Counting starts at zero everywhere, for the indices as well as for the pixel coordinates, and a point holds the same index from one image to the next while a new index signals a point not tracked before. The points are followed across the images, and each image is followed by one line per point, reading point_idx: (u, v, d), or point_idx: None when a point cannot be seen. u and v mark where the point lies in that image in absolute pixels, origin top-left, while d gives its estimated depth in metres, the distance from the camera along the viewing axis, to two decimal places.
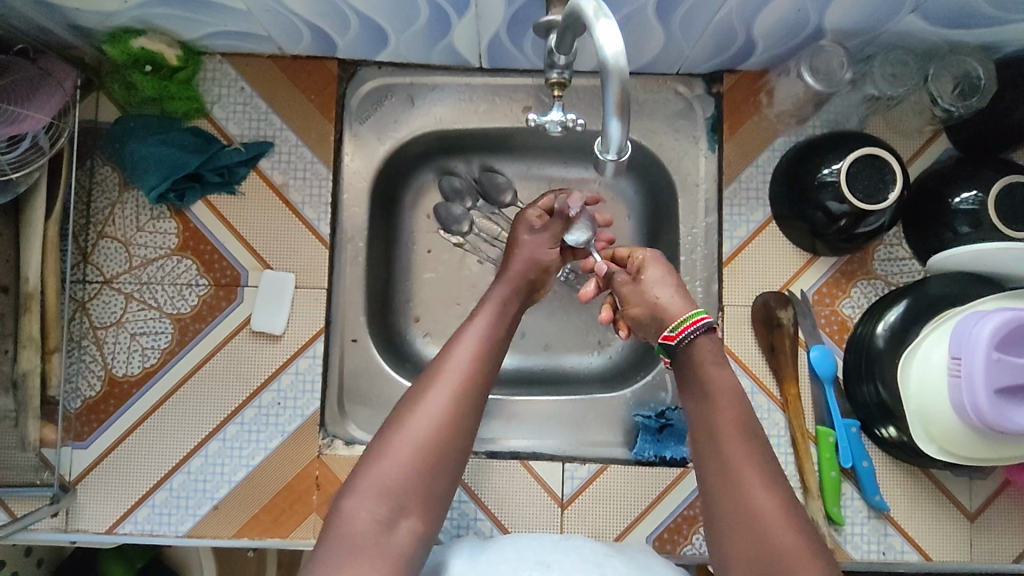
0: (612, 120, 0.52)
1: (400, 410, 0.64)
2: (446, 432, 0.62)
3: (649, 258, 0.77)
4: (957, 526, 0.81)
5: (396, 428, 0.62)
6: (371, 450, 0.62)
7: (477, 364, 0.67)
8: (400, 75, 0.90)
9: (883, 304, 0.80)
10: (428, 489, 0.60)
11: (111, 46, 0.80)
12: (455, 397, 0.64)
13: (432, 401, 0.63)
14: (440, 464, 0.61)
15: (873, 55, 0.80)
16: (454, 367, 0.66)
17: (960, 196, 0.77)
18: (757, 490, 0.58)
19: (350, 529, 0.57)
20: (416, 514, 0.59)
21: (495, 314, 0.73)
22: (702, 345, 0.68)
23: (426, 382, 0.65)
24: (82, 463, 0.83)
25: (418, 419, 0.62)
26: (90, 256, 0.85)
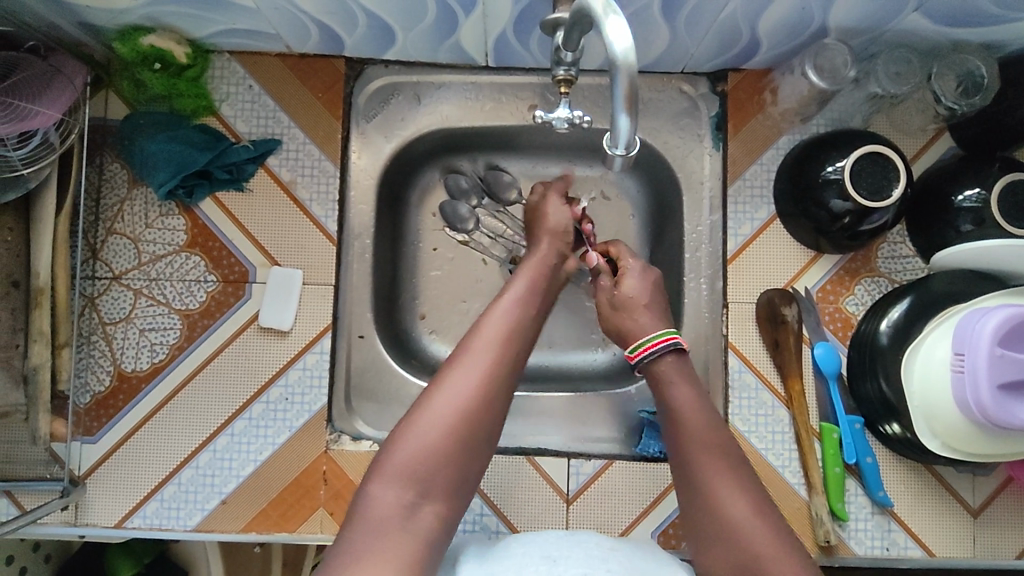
0: (621, 116, 0.53)
1: (425, 393, 0.63)
2: (472, 416, 0.61)
3: (633, 267, 0.83)
4: (960, 523, 0.81)
5: (422, 411, 0.61)
6: (393, 434, 0.61)
7: (504, 346, 0.65)
8: (407, 74, 0.91)
9: (887, 301, 0.80)
10: (454, 474, 0.60)
11: (120, 43, 0.80)
12: (482, 380, 0.62)
13: (458, 384, 0.62)
14: (467, 448, 0.61)
15: (877, 53, 0.81)
16: (484, 349, 0.65)
17: (964, 193, 0.77)
18: (730, 498, 0.62)
19: (372, 513, 0.57)
20: (440, 499, 0.59)
21: (521, 297, 0.72)
22: (665, 363, 0.73)
23: (451, 364, 0.64)
24: (91, 458, 0.83)
25: (448, 401, 0.61)
26: (99, 253, 0.86)
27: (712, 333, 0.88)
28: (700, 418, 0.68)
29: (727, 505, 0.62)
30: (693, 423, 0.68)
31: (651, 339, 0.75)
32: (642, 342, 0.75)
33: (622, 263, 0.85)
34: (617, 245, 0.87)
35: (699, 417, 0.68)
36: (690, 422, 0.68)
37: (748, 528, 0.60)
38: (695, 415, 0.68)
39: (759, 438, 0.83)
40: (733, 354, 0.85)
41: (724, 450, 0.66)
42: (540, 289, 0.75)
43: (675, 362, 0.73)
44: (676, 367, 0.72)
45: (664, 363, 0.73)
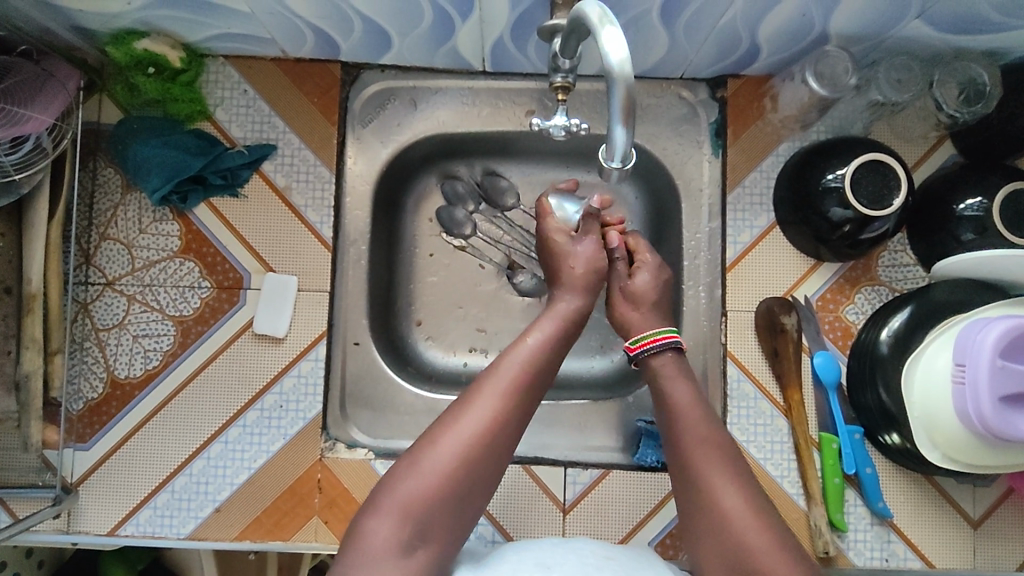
0: (617, 127, 0.52)
1: (432, 431, 0.62)
2: (476, 459, 0.61)
3: (647, 264, 0.81)
4: (960, 534, 0.81)
5: (428, 450, 0.61)
6: (395, 469, 0.61)
7: (518, 392, 0.65)
8: (404, 79, 0.90)
9: (887, 310, 0.80)
10: (451, 516, 0.60)
11: (114, 47, 0.80)
12: (491, 424, 0.62)
13: (466, 426, 0.61)
14: (467, 491, 0.61)
15: (878, 60, 0.80)
16: (497, 390, 0.64)
17: (965, 202, 0.76)
18: (725, 493, 0.62)
19: (368, 546, 0.57)
20: (436, 540, 0.59)
21: (545, 338, 0.69)
22: (663, 360, 0.73)
23: (462, 404, 0.63)
24: (84, 465, 0.83)
25: (455, 441, 0.61)
26: (93, 258, 0.85)
27: (710, 342, 0.87)
28: (695, 413, 0.68)
29: (722, 499, 0.62)
30: (688, 418, 0.67)
31: (657, 333, 0.74)
32: (648, 335, 0.74)
33: (637, 258, 0.82)
34: (636, 236, 0.83)
35: (694, 413, 0.68)
36: (685, 420, 0.67)
37: (742, 523, 0.60)
38: (693, 411, 0.68)
39: (758, 449, 0.82)
40: (731, 363, 0.84)
41: (720, 446, 0.65)
42: (567, 332, 0.72)
43: (673, 360, 0.72)
44: (675, 364, 0.72)
45: (660, 360, 0.72)
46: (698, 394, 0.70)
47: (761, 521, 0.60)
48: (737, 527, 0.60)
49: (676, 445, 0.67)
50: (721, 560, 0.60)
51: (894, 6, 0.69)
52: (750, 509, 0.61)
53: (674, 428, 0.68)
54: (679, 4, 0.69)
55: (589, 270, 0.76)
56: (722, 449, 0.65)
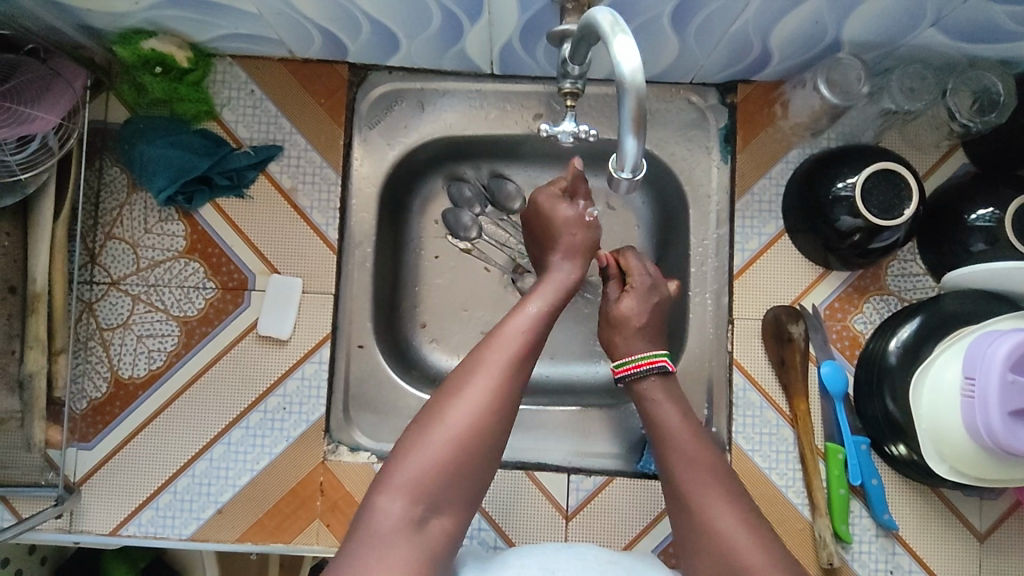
0: (628, 137, 0.51)
1: (436, 404, 0.62)
2: (483, 429, 0.60)
3: (638, 288, 0.79)
4: (966, 547, 0.80)
5: (433, 424, 0.60)
6: (400, 447, 0.61)
7: (519, 359, 0.64)
8: (411, 81, 0.90)
9: (896, 320, 0.79)
10: (462, 486, 0.60)
11: (121, 47, 0.79)
12: (494, 393, 0.62)
13: (470, 398, 0.61)
14: (477, 462, 0.60)
15: (891, 68, 0.80)
16: (495, 361, 0.63)
17: (977, 212, 0.76)
18: (717, 509, 0.62)
19: (378, 526, 0.56)
20: (448, 514, 0.59)
21: (543, 309, 0.70)
22: (648, 383, 0.73)
23: (463, 376, 0.63)
24: (87, 464, 0.83)
25: (456, 415, 0.60)
26: (98, 257, 0.85)
27: (716, 350, 0.86)
28: (684, 434, 0.68)
29: (716, 515, 0.62)
30: (677, 438, 0.68)
31: (642, 358, 0.74)
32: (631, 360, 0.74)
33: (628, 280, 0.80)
34: (628, 256, 0.81)
35: (684, 434, 0.68)
36: (674, 440, 0.68)
37: (738, 540, 0.60)
38: (683, 430, 0.68)
39: (763, 458, 0.82)
40: (738, 371, 0.84)
41: (715, 463, 0.66)
42: (562, 301, 0.73)
43: (659, 385, 0.72)
44: (662, 388, 0.72)
45: (647, 384, 0.72)
46: (688, 416, 0.70)
47: (754, 537, 0.60)
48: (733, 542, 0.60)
49: (667, 464, 0.67)
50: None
51: (908, 14, 0.68)
52: (744, 526, 0.61)
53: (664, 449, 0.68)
54: (690, 9, 0.69)
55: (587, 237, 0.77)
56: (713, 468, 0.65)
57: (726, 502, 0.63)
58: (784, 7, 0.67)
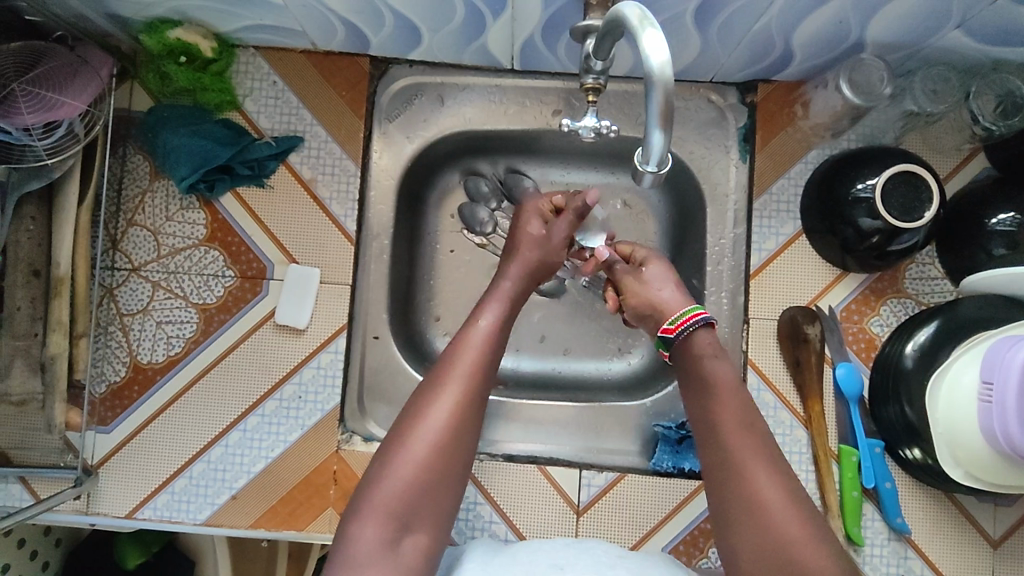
0: (655, 132, 0.51)
1: (398, 431, 0.62)
2: (446, 452, 0.61)
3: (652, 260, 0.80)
4: (979, 553, 0.80)
5: (394, 452, 0.61)
6: (370, 473, 0.61)
7: (476, 376, 0.65)
8: (432, 75, 0.90)
9: (913, 323, 0.79)
10: (430, 507, 0.60)
11: (147, 36, 0.80)
12: (453, 415, 0.62)
13: (429, 424, 0.62)
14: (442, 484, 0.61)
15: (914, 69, 0.79)
16: (454, 381, 0.64)
17: (998, 217, 0.75)
18: (764, 483, 0.59)
19: (356, 550, 0.57)
20: (422, 531, 0.60)
21: (495, 324, 0.69)
22: (700, 338, 0.68)
23: (423, 400, 0.63)
24: (105, 447, 0.84)
25: (419, 439, 0.61)
26: (119, 243, 0.86)
27: (731, 349, 0.86)
28: (733, 399, 0.64)
29: (760, 486, 0.59)
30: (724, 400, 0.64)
31: (685, 312, 0.71)
32: (680, 314, 0.71)
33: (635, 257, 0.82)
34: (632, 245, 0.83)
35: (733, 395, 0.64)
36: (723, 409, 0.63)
37: (780, 514, 0.58)
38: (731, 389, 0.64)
39: None
40: (752, 371, 0.83)
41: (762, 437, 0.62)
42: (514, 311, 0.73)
43: (710, 337, 0.68)
44: (712, 341, 0.68)
45: (700, 339, 0.68)
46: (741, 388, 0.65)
47: (800, 514, 0.58)
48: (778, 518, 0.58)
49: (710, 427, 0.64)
50: (757, 555, 0.58)
51: (934, 15, 0.68)
52: (785, 503, 0.58)
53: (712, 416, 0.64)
54: (714, 8, 0.69)
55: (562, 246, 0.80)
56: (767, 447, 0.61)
57: (774, 476, 0.60)
58: (809, 5, 0.67)
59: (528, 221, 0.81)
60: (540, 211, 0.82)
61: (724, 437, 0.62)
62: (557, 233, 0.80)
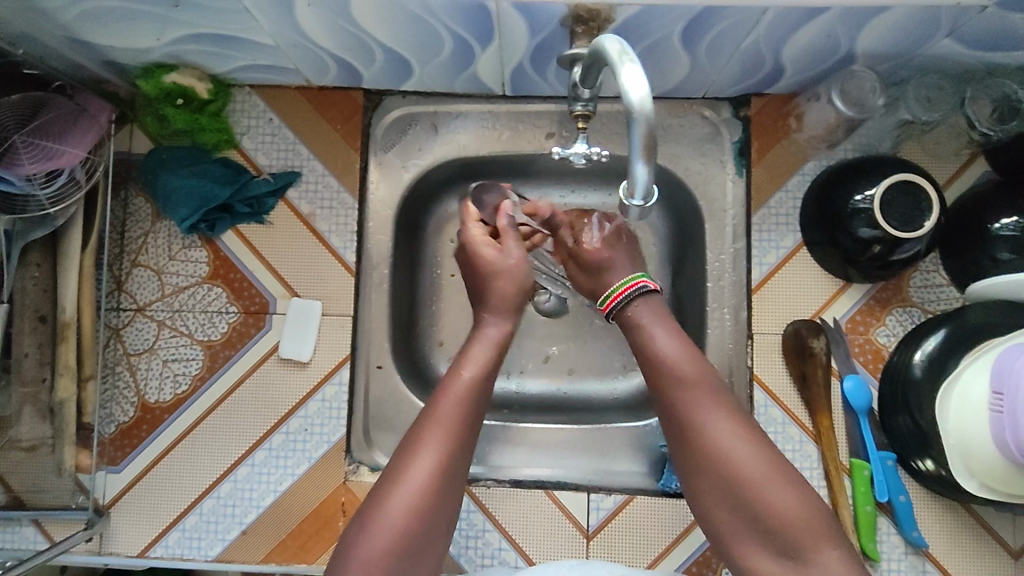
0: (639, 163, 0.51)
1: (380, 488, 0.62)
2: (429, 503, 0.61)
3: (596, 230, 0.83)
4: (1000, 564, 0.78)
5: (383, 504, 0.61)
6: (353, 529, 0.61)
7: (461, 424, 0.65)
8: (424, 104, 0.91)
9: (920, 332, 0.78)
10: (418, 559, 0.61)
11: (144, 81, 0.82)
12: (440, 464, 0.62)
13: (416, 477, 0.61)
14: (428, 533, 0.62)
15: (906, 79, 0.79)
16: (436, 431, 0.64)
17: (1000, 222, 0.75)
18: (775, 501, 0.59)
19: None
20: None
21: (481, 366, 0.69)
22: (639, 307, 0.72)
23: (404, 454, 0.63)
24: (115, 487, 0.85)
25: (400, 495, 0.61)
26: (124, 285, 0.87)
27: (736, 365, 0.85)
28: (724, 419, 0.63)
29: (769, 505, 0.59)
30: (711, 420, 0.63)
31: (620, 287, 0.74)
32: (615, 289, 0.74)
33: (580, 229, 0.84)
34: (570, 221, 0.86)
35: (723, 416, 0.63)
36: (716, 434, 0.62)
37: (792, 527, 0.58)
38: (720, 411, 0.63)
39: None
40: (758, 387, 0.82)
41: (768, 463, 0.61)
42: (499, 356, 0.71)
43: (648, 306, 0.72)
44: (650, 309, 0.72)
45: (635, 308, 0.72)
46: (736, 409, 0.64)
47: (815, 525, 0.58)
48: (797, 535, 0.58)
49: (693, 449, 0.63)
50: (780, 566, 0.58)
51: (922, 27, 0.67)
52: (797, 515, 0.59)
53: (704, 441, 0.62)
54: (699, 29, 0.69)
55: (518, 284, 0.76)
56: (776, 469, 0.60)
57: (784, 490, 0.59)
58: (794, 23, 0.67)
59: (481, 249, 0.78)
60: (484, 240, 0.79)
61: (730, 463, 0.61)
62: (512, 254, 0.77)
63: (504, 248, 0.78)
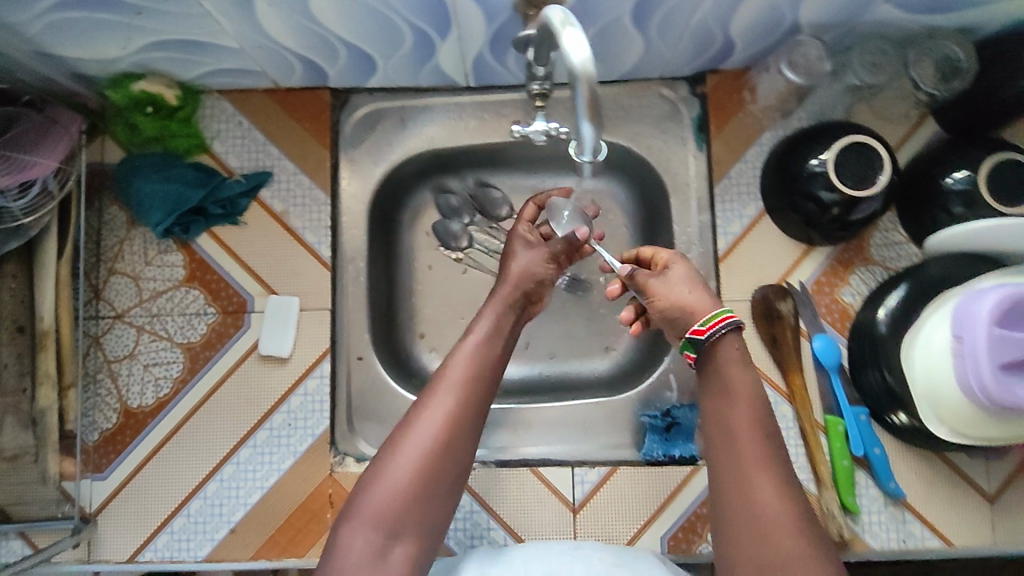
0: (584, 124, 0.52)
1: (392, 439, 0.64)
2: (440, 455, 0.62)
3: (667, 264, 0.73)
4: (977, 510, 0.79)
5: (394, 453, 0.62)
6: (362, 481, 0.62)
7: (471, 382, 0.67)
8: (391, 100, 0.93)
9: (884, 289, 0.80)
10: (427, 515, 0.61)
11: (113, 91, 0.84)
12: (450, 417, 0.64)
13: (424, 428, 0.63)
14: (438, 487, 0.62)
15: (851, 46, 0.82)
16: (449, 387, 0.66)
17: (952, 176, 0.77)
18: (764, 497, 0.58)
19: (345, 560, 0.58)
20: (412, 541, 0.60)
21: (493, 331, 0.72)
22: (726, 345, 0.64)
23: (418, 407, 0.65)
24: (101, 494, 0.85)
25: (412, 444, 0.62)
26: (102, 293, 0.88)
27: None
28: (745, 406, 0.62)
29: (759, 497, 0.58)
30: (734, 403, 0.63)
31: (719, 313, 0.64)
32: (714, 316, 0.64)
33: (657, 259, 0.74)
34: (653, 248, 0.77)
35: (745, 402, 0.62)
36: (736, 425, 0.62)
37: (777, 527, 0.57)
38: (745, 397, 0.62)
39: None
40: None
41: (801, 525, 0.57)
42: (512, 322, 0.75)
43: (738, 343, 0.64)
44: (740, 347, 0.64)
45: (728, 343, 0.64)
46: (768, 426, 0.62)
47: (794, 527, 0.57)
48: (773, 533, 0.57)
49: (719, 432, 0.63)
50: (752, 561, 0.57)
51: None
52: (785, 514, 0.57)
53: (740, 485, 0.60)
54: (648, 8, 0.72)
55: (534, 273, 0.78)
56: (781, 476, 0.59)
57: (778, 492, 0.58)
58: None
59: (517, 245, 0.82)
60: (525, 236, 0.82)
61: (754, 487, 0.59)
62: (540, 251, 0.80)
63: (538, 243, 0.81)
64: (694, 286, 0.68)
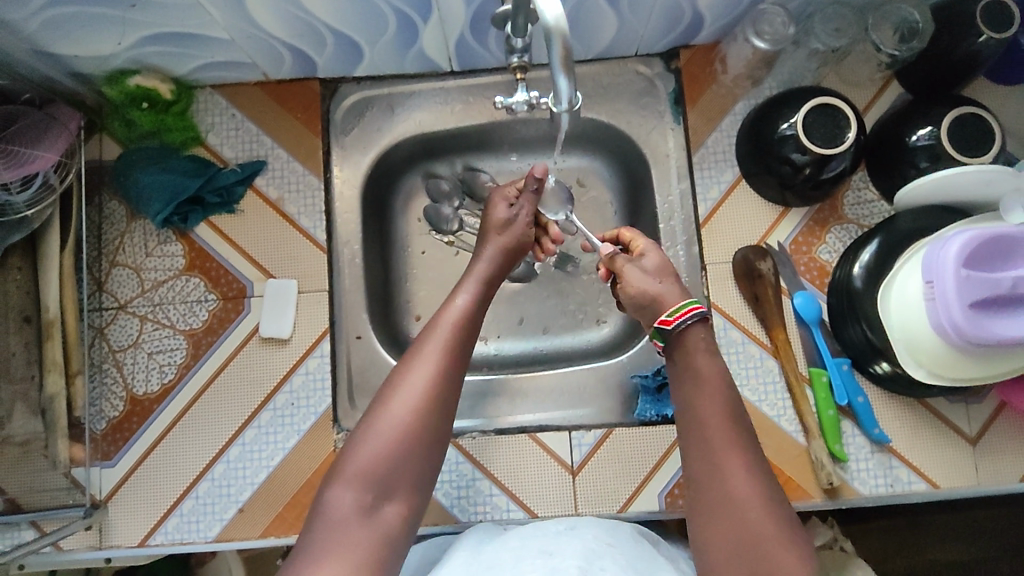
0: (560, 77, 0.57)
1: (379, 398, 0.66)
2: (426, 412, 0.65)
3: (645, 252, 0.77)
4: (959, 451, 0.82)
5: (382, 411, 0.65)
6: (351, 439, 0.65)
7: (454, 345, 0.70)
8: (378, 88, 0.97)
9: (858, 245, 0.83)
10: (413, 470, 0.64)
11: (109, 87, 0.87)
12: (435, 376, 0.67)
13: (410, 387, 0.66)
14: (424, 443, 0.65)
15: (813, 13, 0.86)
16: (432, 349, 0.68)
17: (917, 133, 0.81)
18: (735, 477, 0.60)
19: (334, 517, 0.60)
20: (399, 496, 0.63)
21: (472, 297, 0.75)
22: (694, 334, 0.68)
23: (404, 368, 0.68)
24: (111, 481, 0.86)
25: (398, 402, 0.65)
26: (104, 284, 0.90)
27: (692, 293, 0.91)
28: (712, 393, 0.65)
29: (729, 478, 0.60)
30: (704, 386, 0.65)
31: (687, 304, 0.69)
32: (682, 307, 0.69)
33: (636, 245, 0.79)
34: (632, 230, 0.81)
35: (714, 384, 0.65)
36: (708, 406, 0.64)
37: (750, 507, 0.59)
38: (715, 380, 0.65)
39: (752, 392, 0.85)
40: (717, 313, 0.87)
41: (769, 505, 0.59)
42: (488, 289, 0.78)
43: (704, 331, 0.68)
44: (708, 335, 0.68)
45: (694, 334, 0.68)
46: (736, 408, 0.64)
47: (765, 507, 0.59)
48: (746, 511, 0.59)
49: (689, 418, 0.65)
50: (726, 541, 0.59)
51: None
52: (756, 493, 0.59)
53: (712, 465, 0.62)
54: None
55: (515, 235, 0.84)
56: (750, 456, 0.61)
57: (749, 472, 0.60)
58: None
59: (495, 206, 0.86)
60: (507, 194, 0.87)
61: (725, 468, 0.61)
62: (522, 212, 0.85)
63: (518, 203, 0.86)
64: (664, 276, 0.74)
